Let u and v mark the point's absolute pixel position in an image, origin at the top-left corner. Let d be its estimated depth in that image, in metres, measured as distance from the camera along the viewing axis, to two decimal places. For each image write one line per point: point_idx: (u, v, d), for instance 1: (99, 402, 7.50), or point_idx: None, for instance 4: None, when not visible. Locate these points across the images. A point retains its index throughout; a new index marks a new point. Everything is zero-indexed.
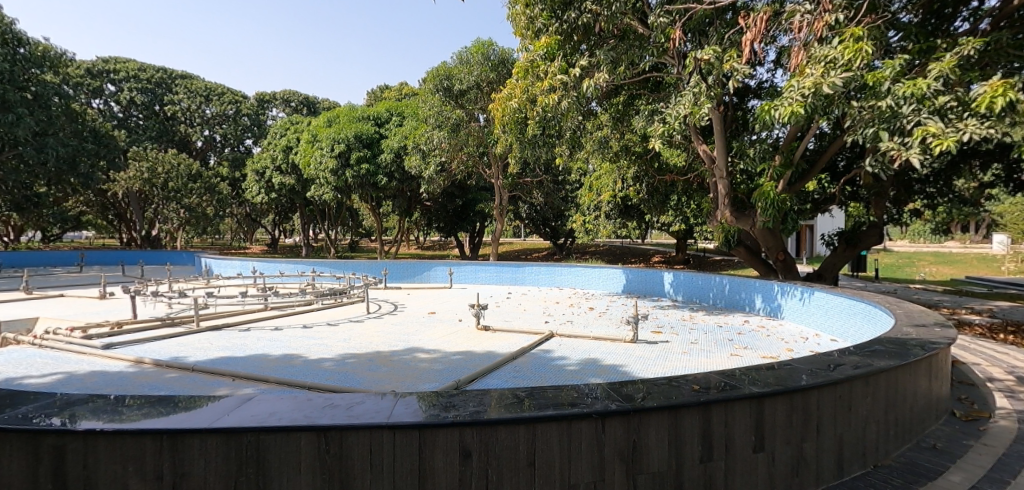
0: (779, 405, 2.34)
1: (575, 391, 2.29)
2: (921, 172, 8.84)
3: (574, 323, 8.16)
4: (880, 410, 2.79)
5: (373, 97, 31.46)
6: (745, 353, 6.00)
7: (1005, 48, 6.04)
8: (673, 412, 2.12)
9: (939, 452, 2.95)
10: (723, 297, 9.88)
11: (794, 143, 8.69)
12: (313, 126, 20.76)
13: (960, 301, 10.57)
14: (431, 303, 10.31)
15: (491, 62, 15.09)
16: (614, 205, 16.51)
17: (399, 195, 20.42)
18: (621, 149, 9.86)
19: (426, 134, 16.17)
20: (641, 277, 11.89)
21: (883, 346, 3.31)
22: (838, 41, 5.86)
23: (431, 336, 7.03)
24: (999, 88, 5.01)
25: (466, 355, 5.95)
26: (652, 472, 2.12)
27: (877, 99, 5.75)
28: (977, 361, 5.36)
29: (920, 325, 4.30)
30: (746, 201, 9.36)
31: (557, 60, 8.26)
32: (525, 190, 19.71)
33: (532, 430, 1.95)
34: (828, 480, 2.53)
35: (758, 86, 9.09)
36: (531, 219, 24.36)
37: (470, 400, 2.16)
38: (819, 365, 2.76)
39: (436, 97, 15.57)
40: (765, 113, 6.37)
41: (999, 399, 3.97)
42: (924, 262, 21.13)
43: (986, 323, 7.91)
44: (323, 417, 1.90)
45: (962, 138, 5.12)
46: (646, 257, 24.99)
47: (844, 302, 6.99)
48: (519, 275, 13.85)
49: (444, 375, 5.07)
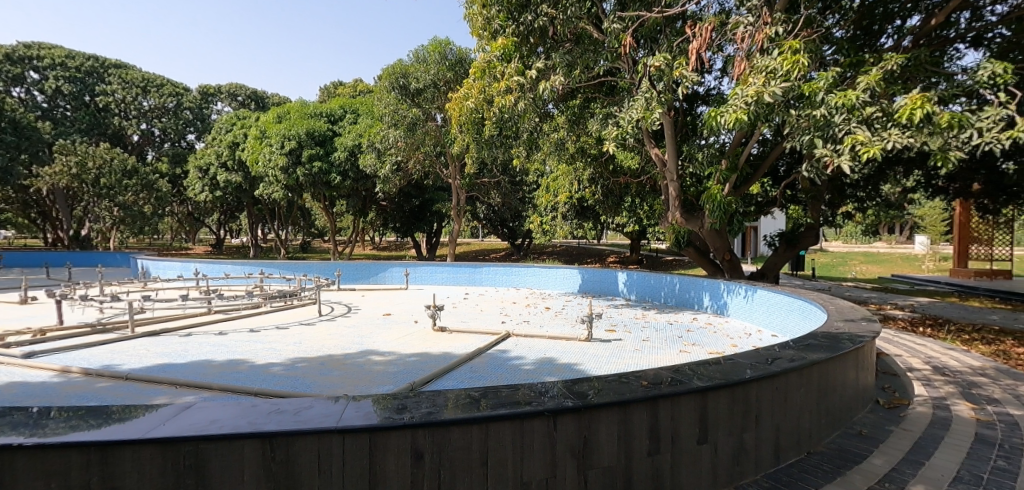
0: (722, 398, 2.45)
1: (529, 390, 2.31)
2: (853, 178, 9.45)
3: (530, 323, 8.24)
4: (813, 400, 2.96)
5: (326, 93, 30.68)
6: (693, 349, 6.25)
7: (923, 65, 6.62)
8: (623, 408, 2.19)
9: (865, 437, 3.17)
10: (674, 296, 10.22)
11: (739, 148, 9.06)
12: (262, 121, 19.91)
13: (886, 297, 11.40)
14: (386, 305, 10.12)
15: (448, 61, 14.98)
16: (571, 206, 16.78)
17: (354, 195, 19.87)
18: (577, 151, 10.06)
19: (381, 133, 15.96)
20: (596, 276, 12.13)
21: (817, 340, 3.53)
22: (778, 52, 6.18)
23: (386, 338, 6.92)
24: (918, 101, 5.45)
25: (422, 356, 5.90)
26: (603, 468, 2.18)
27: (813, 108, 6.08)
28: (899, 352, 5.80)
29: (850, 320, 4.62)
30: (696, 203, 9.68)
31: (514, 61, 8.23)
32: (483, 191, 19.76)
33: (485, 430, 1.96)
34: (766, 468, 2.67)
35: (706, 93, 9.49)
36: (488, 220, 24.38)
37: (424, 401, 2.15)
38: (759, 359, 2.92)
39: (391, 95, 15.36)
40: (711, 119, 6.61)
41: (917, 387, 4.32)
42: (856, 261, 22.72)
43: (908, 317, 8.60)
44: (269, 422, 1.84)
45: (887, 146, 5.55)
46: (601, 257, 25.49)
47: (783, 299, 7.37)
48: (476, 276, 13.85)
49: (399, 378, 5.02)
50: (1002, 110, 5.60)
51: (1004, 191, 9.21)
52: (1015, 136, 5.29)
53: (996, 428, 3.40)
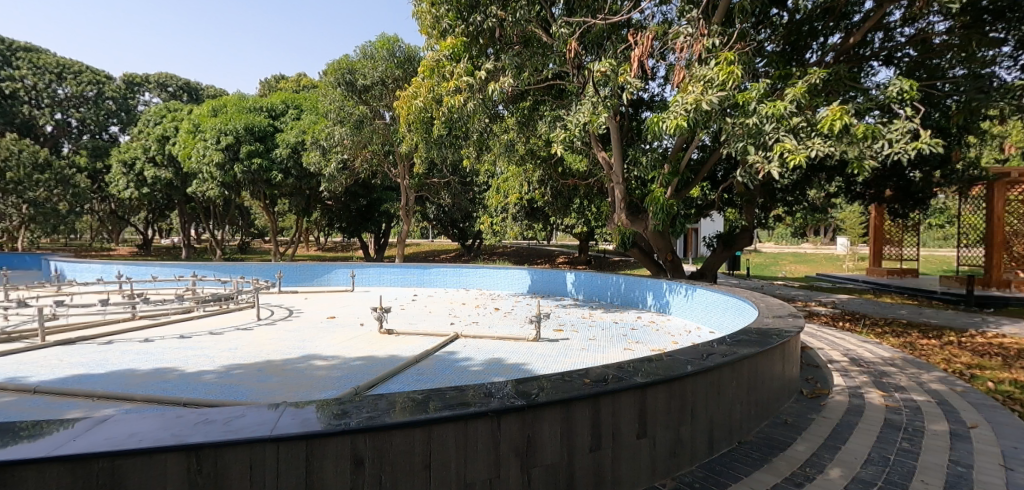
0: (659, 394, 2.55)
1: (474, 391, 2.32)
2: (783, 183, 10.08)
3: (479, 324, 8.23)
4: (744, 393, 3.14)
5: (267, 87, 29.37)
6: (636, 346, 6.46)
7: (842, 80, 7.17)
8: (566, 406, 2.23)
9: (789, 426, 3.39)
10: (620, 295, 10.52)
11: (680, 153, 9.44)
12: (195, 114, 18.78)
13: (812, 295, 12.24)
14: (331, 308, 9.80)
15: (397, 59, 14.73)
16: (521, 207, 16.89)
17: (297, 194, 19.10)
18: (527, 153, 10.17)
19: (326, 130, 15.48)
20: (545, 277, 12.29)
21: (748, 335, 3.74)
22: (715, 62, 6.49)
23: (330, 342, 6.71)
24: (837, 113, 5.89)
25: (367, 360, 5.76)
26: (547, 465, 2.21)
27: (747, 117, 6.41)
28: (821, 346, 6.24)
29: (778, 316, 4.92)
30: (640, 205, 9.92)
31: (463, 61, 8.18)
32: (433, 191, 19.55)
33: (428, 432, 1.94)
34: (701, 458, 2.80)
35: (650, 99, 9.82)
36: (438, 221, 24.14)
37: (365, 406, 2.10)
38: (696, 355, 3.06)
39: (336, 91, 14.92)
40: (654, 125, 6.86)
41: (836, 378, 4.67)
42: (786, 261, 24.24)
43: (830, 313, 9.26)
44: (195, 433, 1.74)
45: (811, 154, 5.97)
46: (551, 258, 25.84)
47: (719, 297, 7.75)
48: (425, 277, 13.68)
49: (342, 382, 4.88)
50: (909, 123, 6.16)
51: (912, 197, 10.08)
52: (918, 147, 5.86)
53: (902, 412, 3.74)
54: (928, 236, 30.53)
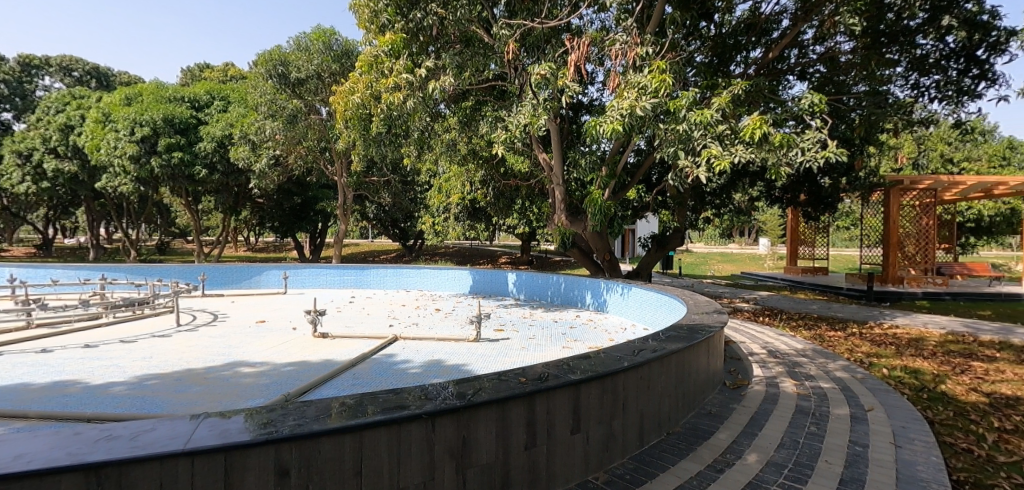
0: (593, 390, 2.63)
1: (409, 394, 2.28)
2: (711, 187, 10.67)
3: (419, 325, 8.12)
4: (672, 386, 3.29)
5: (190, 76, 27.44)
6: (574, 344, 6.61)
7: (762, 91, 7.70)
8: (501, 405, 2.24)
9: (713, 416, 3.60)
10: (560, 295, 10.73)
11: (617, 156, 9.75)
12: (105, 102, 17.22)
13: (737, 292, 13.05)
14: (261, 311, 9.32)
15: (333, 52, 14.24)
16: (463, 207, 16.68)
17: (223, 191, 17.98)
18: (469, 153, 10.15)
19: (256, 124, 14.70)
20: (487, 277, 12.31)
21: (677, 331, 3.92)
22: (648, 70, 6.76)
23: (259, 348, 6.37)
24: (758, 122, 6.32)
25: (299, 365, 5.52)
26: (482, 465, 2.22)
27: (677, 123, 6.73)
28: (744, 340, 6.67)
29: (704, 312, 5.20)
30: (580, 206, 10.18)
31: (402, 58, 8.01)
32: (372, 190, 19.06)
33: (359, 438, 1.89)
34: (632, 451, 2.91)
35: (590, 103, 10.07)
36: (378, 220, 23.56)
37: (291, 413, 2.01)
38: (627, 351, 3.17)
39: (267, 83, 14.19)
40: (591, 129, 7.07)
41: (756, 369, 5.01)
42: (714, 260, 25.66)
43: (752, 309, 9.91)
44: (97, 451, 1.60)
45: (734, 160, 6.37)
46: (493, 258, 25.90)
47: (652, 295, 8.09)
48: (363, 278, 13.30)
49: (271, 389, 4.65)
50: (818, 133, 6.72)
51: (823, 201, 10.96)
52: (827, 155, 6.40)
53: (810, 399, 4.07)
54: (837, 237, 33.41)
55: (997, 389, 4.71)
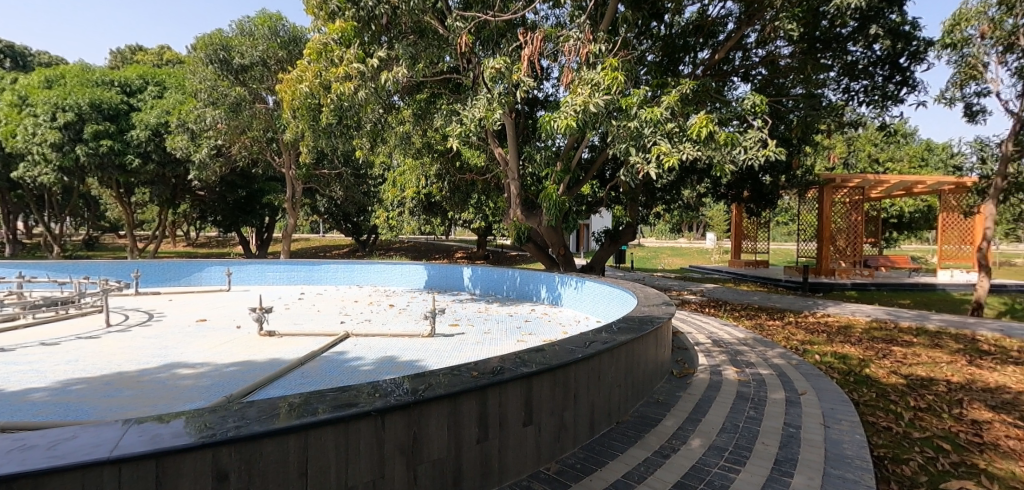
0: (544, 382, 2.66)
1: (358, 391, 2.23)
2: (661, 183, 11.00)
3: (372, 322, 7.95)
4: (622, 376, 3.38)
5: (120, 58, 25.61)
6: (529, 338, 6.67)
7: (709, 91, 7.99)
8: (452, 400, 2.23)
9: (661, 404, 3.72)
10: (515, 289, 10.79)
11: (572, 152, 9.87)
12: (21, 84, 15.81)
13: (685, 285, 13.55)
14: (202, 310, 8.85)
15: (280, 39, 13.70)
16: (418, 202, 15.89)
17: (160, 182, 16.92)
18: (424, 146, 10.01)
19: (196, 112, 13.92)
20: (442, 272, 12.20)
21: (626, 323, 4.03)
22: (601, 67, 6.87)
23: (199, 348, 6.05)
24: (704, 121, 6.56)
25: (244, 365, 5.29)
26: (433, 460, 2.20)
27: (629, 120, 6.88)
28: (691, 330, 6.93)
29: (653, 304, 5.36)
30: (535, 201, 10.25)
31: (352, 47, 7.76)
32: (322, 183, 18.46)
33: (304, 438, 1.84)
34: (583, 441, 2.97)
35: (545, 99, 10.13)
36: (330, 214, 22.88)
37: (231, 415, 1.92)
38: (579, 344, 3.23)
39: (208, 68, 13.45)
40: (546, 124, 7.11)
41: (701, 358, 5.22)
42: (665, 254, 26.51)
43: (700, 301, 10.31)
44: (7, 463, 1.47)
45: (682, 157, 6.58)
46: (449, 253, 25.69)
47: (604, 288, 8.26)
48: (313, 274, 12.88)
49: (213, 391, 4.43)
50: (760, 133, 7.05)
51: (764, 198, 11.52)
52: (767, 154, 6.73)
53: (750, 385, 4.29)
54: (776, 231, 35.25)
55: (914, 371, 5.13)
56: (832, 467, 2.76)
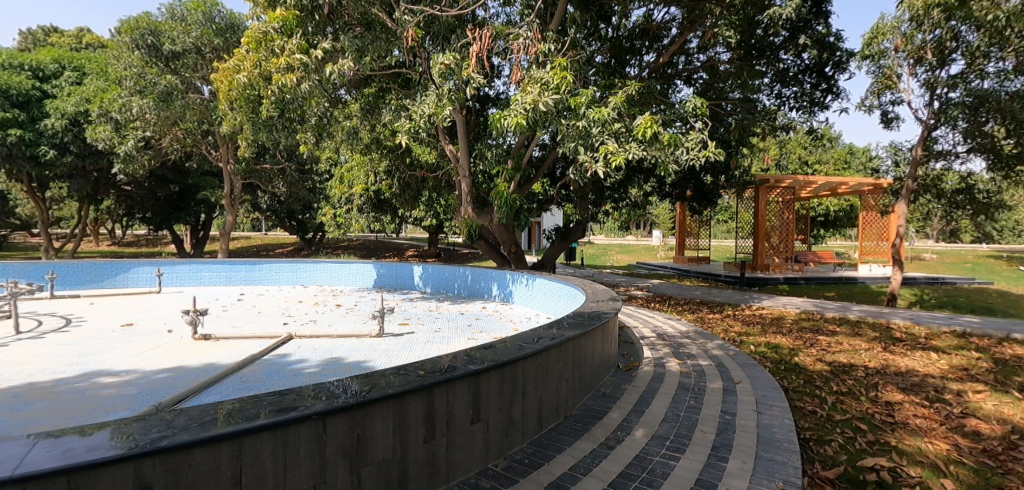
0: (492, 379, 2.66)
1: (299, 394, 2.15)
2: (609, 182, 11.27)
3: (317, 322, 7.69)
4: (569, 371, 3.43)
5: (32, 39, 23.41)
6: (479, 335, 6.66)
7: (653, 94, 8.26)
8: (398, 399, 2.19)
9: (607, 397, 3.82)
10: (466, 287, 10.74)
11: (522, 150, 9.92)
12: None
13: (632, 281, 13.96)
14: (128, 313, 8.25)
15: (215, 25, 12.97)
16: (367, 199, 15.59)
17: (80, 176, 15.62)
18: (372, 142, 9.78)
19: (120, 100, 12.95)
20: (392, 271, 11.96)
21: (574, 318, 4.10)
22: (550, 67, 6.93)
23: (124, 354, 5.64)
24: (649, 122, 6.76)
25: (175, 371, 4.98)
26: (377, 462, 2.16)
27: (577, 119, 6.99)
28: (637, 324, 7.15)
29: (600, 300, 5.48)
30: (486, 198, 10.24)
31: (294, 36, 7.44)
32: (264, 178, 17.63)
33: (238, 445, 1.75)
34: (531, 435, 2.99)
35: (496, 97, 10.13)
36: (272, 211, 21.92)
37: (157, 424, 1.80)
38: (527, 340, 3.25)
39: (134, 54, 12.57)
40: (496, 121, 7.10)
41: (646, 351, 5.39)
42: (613, 251, 27.18)
43: (646, 296, 10.65)
44: None
45: (628, 156, 6.75)
46: (399, 251, 25.21)
47: (554, 285, 8.36)
48: (254, 273, 12.30)
49: (140, 400, 4.14)
50: (700, 135, 7.35)
51: (705, 197, 12.01)
52: (707, 155, 7.03)
53: (691, 376, 4.48)
54: (716, 229, 36.96)
55: (837, 358, 5.52)
56: (764, 450, 2.92)
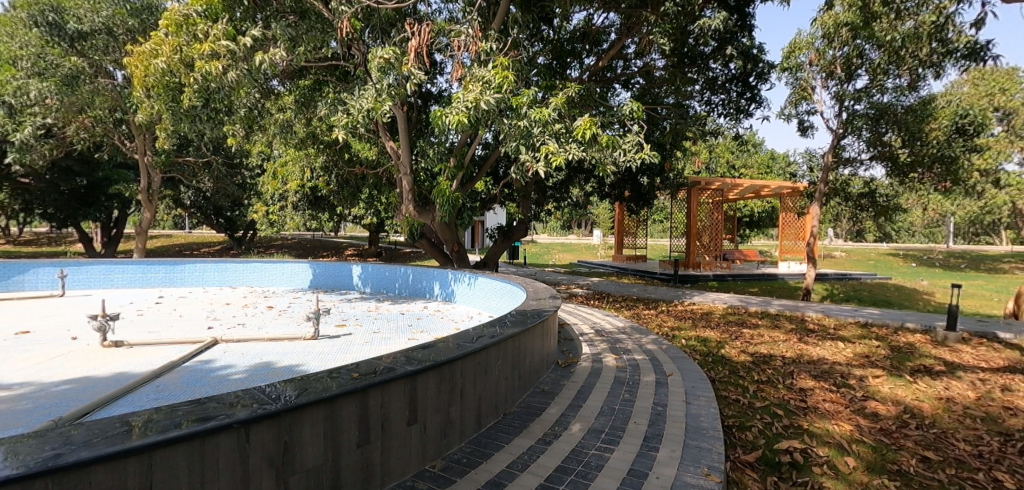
0: (429, 380, 2.62)
1: (220, 401, 2.02)
2: (551, 181, 11.44)
3: (246, 325, 7.28)
4: (508, 369, 3.45)
5: None
6: (419, 335, 6.56)
7: (592, 96, 8.47)
8: (330, 403, 2.11)
9: (545, 393, 3.87)
10: (407, 286, 10.54)
11: (465, 148, 9.86)
12: None
13: (573, 279, 14.23)
14: (25, 319, 7.44)
15: (129, 4, 11.88)
16: (303, 196, 15.12)
17: None
18: (308, 136, 9.39)
19: (15, 82, 11.65)
20: (328, 270, 11.53)
21: (513, 317, 4.12)
22: (491, 65, 6.94)
23: (18, 365, 5.08)
24: (588, 123, 6.89)
25: (79, 382, 4.54)
26: (307, 470, 2.07)
27: (519, 119, 7.05)
28: (577, 321, 7.30)
29: (540, 298, 5.56)
30: (428, 197, 10.09)
31: (220, 21, 6.99)
32: (188, 172, 16.45)
33: (149, 459, 1.62)
34: (469, 435, 2.98)
35: (439, 94, 9.98)
36: (197, 207, 20.51)
37: (53, 440, 1.64)
38: (466, 339, 3.24)
39: (33, 32, 11.41)
40: (438, 119, 6.99)
41: (585, 348, 5.51)
42: (556, 250, 27.60)
43: (586, 294, 10.91)
44: None
45: (568, 156, 6.88)
46: (338, 250, 24.34)
47: (496, 284, 8.38)
48: (176, 274, 11.45)
49: (37, 414, 3.75)
50: (637, 137, 7.61)
51: (642, 198, 12.43)
52: (642, 157, 7.29)
53: (626, 370, 4.63)
54: (653, 229, 38.43)
55: (759, 349, 5.90)
56: (691, 439, 3.07)
